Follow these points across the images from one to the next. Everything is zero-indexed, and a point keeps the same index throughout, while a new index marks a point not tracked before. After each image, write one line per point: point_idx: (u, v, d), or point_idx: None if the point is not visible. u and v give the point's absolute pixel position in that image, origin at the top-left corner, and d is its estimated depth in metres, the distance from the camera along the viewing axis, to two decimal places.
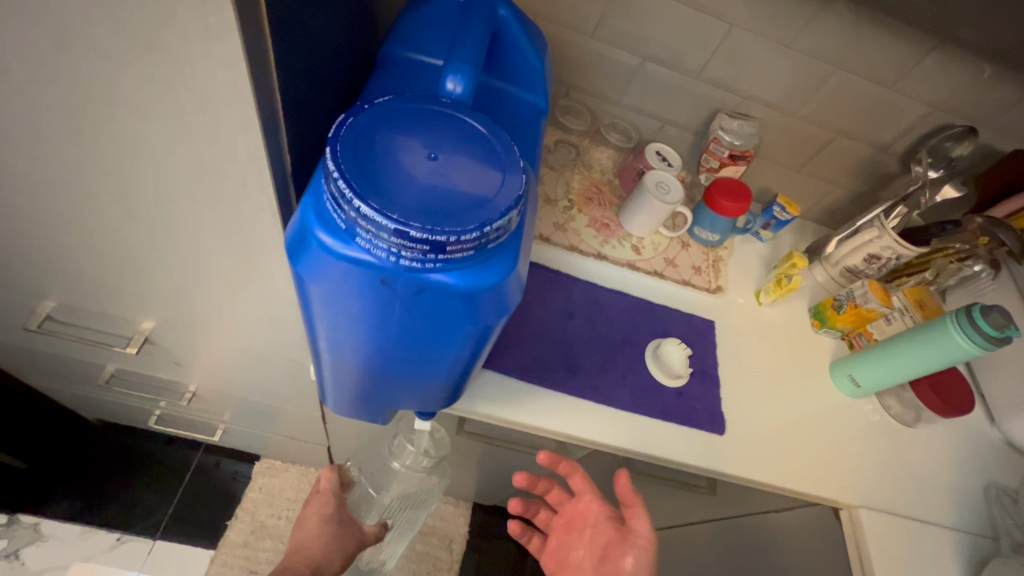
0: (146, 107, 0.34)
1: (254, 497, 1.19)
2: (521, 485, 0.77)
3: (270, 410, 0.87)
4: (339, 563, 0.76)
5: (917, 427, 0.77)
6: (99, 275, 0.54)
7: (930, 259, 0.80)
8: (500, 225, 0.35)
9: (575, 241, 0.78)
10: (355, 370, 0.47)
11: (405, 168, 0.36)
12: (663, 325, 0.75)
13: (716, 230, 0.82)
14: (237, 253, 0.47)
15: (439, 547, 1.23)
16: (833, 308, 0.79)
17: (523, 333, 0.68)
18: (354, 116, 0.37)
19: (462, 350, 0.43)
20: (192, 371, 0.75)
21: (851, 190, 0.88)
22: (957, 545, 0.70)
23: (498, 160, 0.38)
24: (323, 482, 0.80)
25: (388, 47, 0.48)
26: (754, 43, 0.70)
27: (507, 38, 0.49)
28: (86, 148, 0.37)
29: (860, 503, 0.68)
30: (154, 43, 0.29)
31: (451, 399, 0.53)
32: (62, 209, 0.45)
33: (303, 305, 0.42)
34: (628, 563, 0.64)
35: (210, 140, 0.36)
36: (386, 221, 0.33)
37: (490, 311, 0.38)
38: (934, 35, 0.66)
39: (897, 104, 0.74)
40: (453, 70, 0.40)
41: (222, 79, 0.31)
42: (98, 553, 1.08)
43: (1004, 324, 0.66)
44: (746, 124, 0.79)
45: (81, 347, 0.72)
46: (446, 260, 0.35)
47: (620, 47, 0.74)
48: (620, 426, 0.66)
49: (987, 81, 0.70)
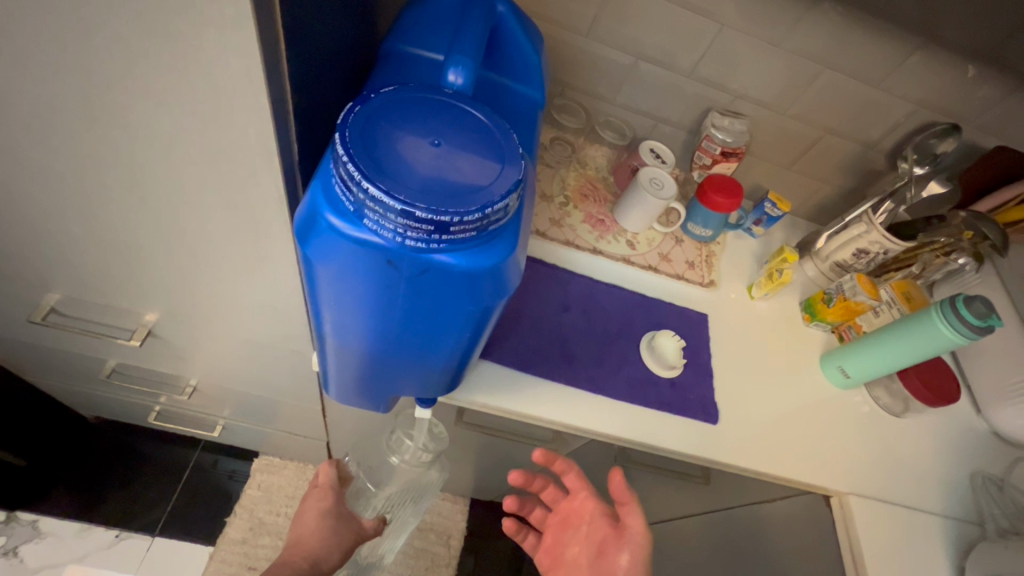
0: (159, 95, 0.35)
1: (253, 494, 1.20)
2: (516, 482, 0.78)
3: (270, 404, 0.88)
4: (337, 556, 0.78)
5: (905, 417, 0.79)
6: (105, 266, 0.55)
7: (917, 253, 0.82)
8: (501, 207, 0.37)
9: (571, 236, 0.80)
10: (358, 354, 0.48)
11: (410, 153, 0.37)
12: (657, 318, 0.77)
13: (709, 225, 0.84)
14: (243, 242, 0.48)
15: (438, 543, 1.24)
16: (824, 302, 0.81)
17: (520, 325, 0.70)
18: (361, 105, 0.38)
19: (463, 333, 0.44)
20: (194, 364, 0.76)
21: (839, 187, 0.90)
22: (944, 532, 0.71)
23: (499, 147, 0.40)
24: (322, 476, 0.82)
25: (391, 42, 0.50)
26: (744, 42, 0.72)
27: (506, 34, 0.51)
28: (101, 137, 0.39)
29: (850, 490, 0.70)
30: (172, 33, 0.31)
31: (451, 383, 0.54)
32: (73, 200, 0.46)
33: (310, 289, 0.43)
34: (623, 559, 0.66)
35: (221, 129, 0.37)
36: (393, 202, 0.34)
37: (491, 292, 0.40)
38: (918, 35, 0.68)
39: (883, 102, 0.77)
40: (455, 62, 0.42)
41: (236, 67, 0.33)
42: (97, 551, 1.08)
43: (986, 313, 0.68)
44: (737, 122, 0.80)
45: (84, 341, 0.73)
46: (449, 241, 0.36)
47: (614, 46, 0.76)
48: (616, 415, 0.67)
49: (970, 80, 0.73)
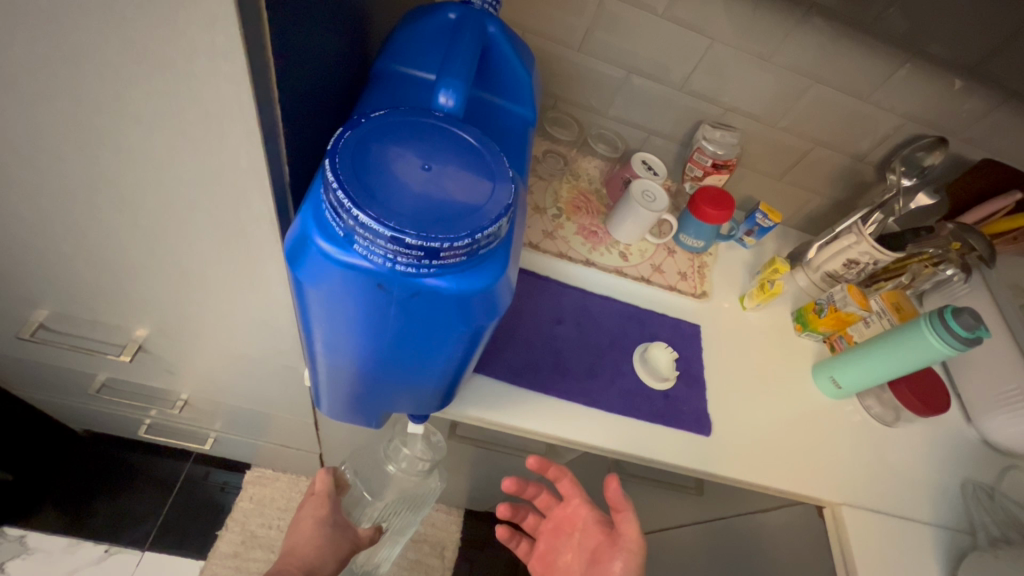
0: (150, 118, 0.35)
1: (244, 507, 1.18)
2: (510, 490, 0.77)
3: (261, 417, 0.88)
4: (333, 566, 0.76)
5: (896, 426, 0.79)
6: (95, 282, 0.55)
7: (907, 263, 0.83)
8: (491, 231, 0.37)
9: (564, 248, 0.80)
10: (348, 373, 0.48)
11: (400, 176, 0.37)
12: (650, 329, 0.77)
13: (701, 236, 0.84)
14: (234, 260, 0.48)
15: (432, 554, 1.24)
16: (815, 312, 0.82)
17: (514, 338, 0.69)
18: (351, 129, 0.38)
19: (454, 352, 0.44)
20: (184, 378, 0.75)
21: (830, 198, 0.91)
22: (936, 540, 0.72)
23: (489, 170, 0.40)
24: (319, 484, 0.81)
25: (383, 61, 0.50)
26: (735, 57, 0.73)
27: (497, 53, 0.51)
28: (90, 158, 0.39)
29: (842, 500, 0.71)
30: (161, 58, 0.31)
31: (443, 401, 0.54)
32: (62, 219, 0.46)
33: (300, 310, 0.43)
34: (617, 567, 0.66)
35: (212, 151, 0.37)
36: (383, 228, 0.34)
37: (482, 313, 0.40)
38: (904, 50, 0.69)
39: (872, 115, 0.78)
40: (446, 84, 0.42)
41: (226, 92, 0.33)
42: (86, 566, 1.07)
43: (974, 325, 0.69)
44: (728, 135, 0.81)
45: (73, 356, 0.72)
46: (440, 265, 0.36)
47: (607, 60, 0.77)
48: (609, 428, 0.67)
49: (956, 94, 0.73)
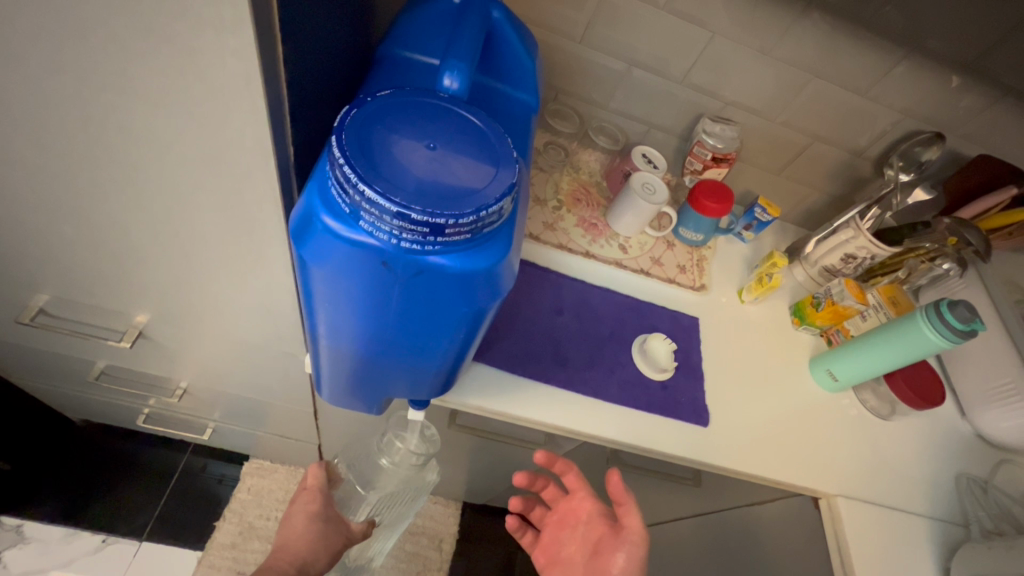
0: (156, 97, 0.35)
1: (242, 498, 1.19)
2: (521, 483, 0.78)
3: (260, 406, 0.88)
4: (325, 561, 0.76)
5: (892, 420, 0.80)
6: (97, 266, 0.55)
7: (903, 258, 0.84)
8: (495, 210, 0.37)
9: (564, 240, 0.80)
10: (352, 355, 0.48)
11: (405, 156, 0.38)
12: (649, 321, 0.78)
13: (700, 230, 0.85)
14: (238, 244, 0.49)
15: (429, 547, 1.24)
16: (812, 306, 0.82)
17: (513, 327, 0.70)
18: (357, 108, 0.39)
19: (456, 334, 0.44)
20: (184, 366, 0.76)
21: (828, 193, 0.92)
22: (930, 532, 0.73)
23: (494, 152, 0.40)
24: (311, 479, 0.80)
25: (387, 46, 0.50)
26: (735, 51, 0.74)
27: (501, 40, 0.52)
28: (96, 137, 0.39)
29: (838, 492, 0.71)
30: (170, 35, 0.31)
31: (443, 386, 0.55)
32: (66, 201, 0.46)
33: (304, 290, 0.43)
34: (619, 558, 0.66)
35: (217, 131, 0.37)
36: (390, 204, 0.35)
37: (485, 294, 0.40)
38: (902, 46, 0.70)
39: (871, 110, 0.78)
40: (450, 67, 0.43)
41: (233, 69, 0.33)
42: (82, 556, 1.07)
43: (969, 317, 0.69)
44: (729, 129, 0.82)
45: (74, 342, 0.72)
46: (445, 243, 0.37)
47: (607, 53, 0.77)
48: (608, 417, 0.68)
49: (954, 90, 0.74)
